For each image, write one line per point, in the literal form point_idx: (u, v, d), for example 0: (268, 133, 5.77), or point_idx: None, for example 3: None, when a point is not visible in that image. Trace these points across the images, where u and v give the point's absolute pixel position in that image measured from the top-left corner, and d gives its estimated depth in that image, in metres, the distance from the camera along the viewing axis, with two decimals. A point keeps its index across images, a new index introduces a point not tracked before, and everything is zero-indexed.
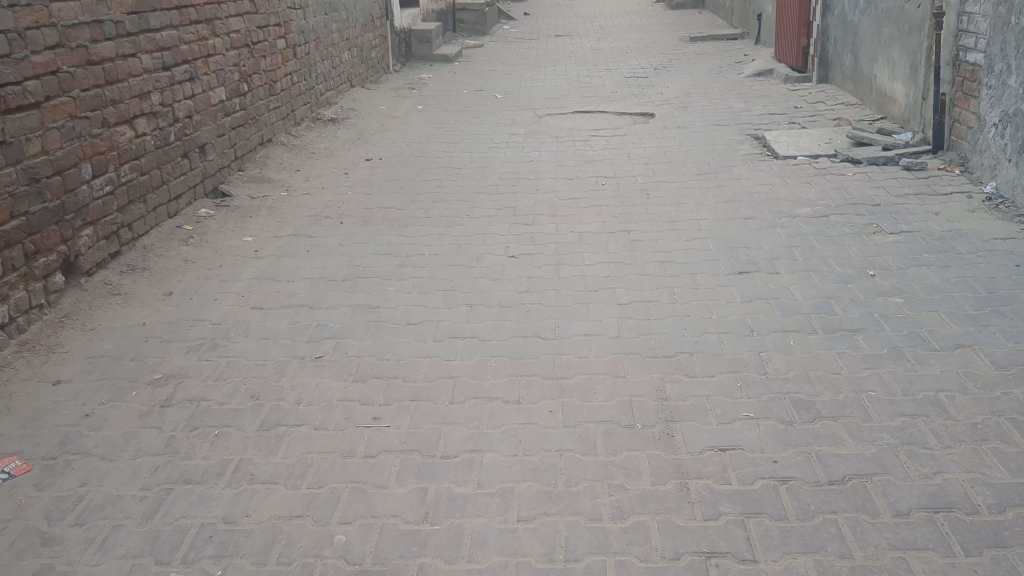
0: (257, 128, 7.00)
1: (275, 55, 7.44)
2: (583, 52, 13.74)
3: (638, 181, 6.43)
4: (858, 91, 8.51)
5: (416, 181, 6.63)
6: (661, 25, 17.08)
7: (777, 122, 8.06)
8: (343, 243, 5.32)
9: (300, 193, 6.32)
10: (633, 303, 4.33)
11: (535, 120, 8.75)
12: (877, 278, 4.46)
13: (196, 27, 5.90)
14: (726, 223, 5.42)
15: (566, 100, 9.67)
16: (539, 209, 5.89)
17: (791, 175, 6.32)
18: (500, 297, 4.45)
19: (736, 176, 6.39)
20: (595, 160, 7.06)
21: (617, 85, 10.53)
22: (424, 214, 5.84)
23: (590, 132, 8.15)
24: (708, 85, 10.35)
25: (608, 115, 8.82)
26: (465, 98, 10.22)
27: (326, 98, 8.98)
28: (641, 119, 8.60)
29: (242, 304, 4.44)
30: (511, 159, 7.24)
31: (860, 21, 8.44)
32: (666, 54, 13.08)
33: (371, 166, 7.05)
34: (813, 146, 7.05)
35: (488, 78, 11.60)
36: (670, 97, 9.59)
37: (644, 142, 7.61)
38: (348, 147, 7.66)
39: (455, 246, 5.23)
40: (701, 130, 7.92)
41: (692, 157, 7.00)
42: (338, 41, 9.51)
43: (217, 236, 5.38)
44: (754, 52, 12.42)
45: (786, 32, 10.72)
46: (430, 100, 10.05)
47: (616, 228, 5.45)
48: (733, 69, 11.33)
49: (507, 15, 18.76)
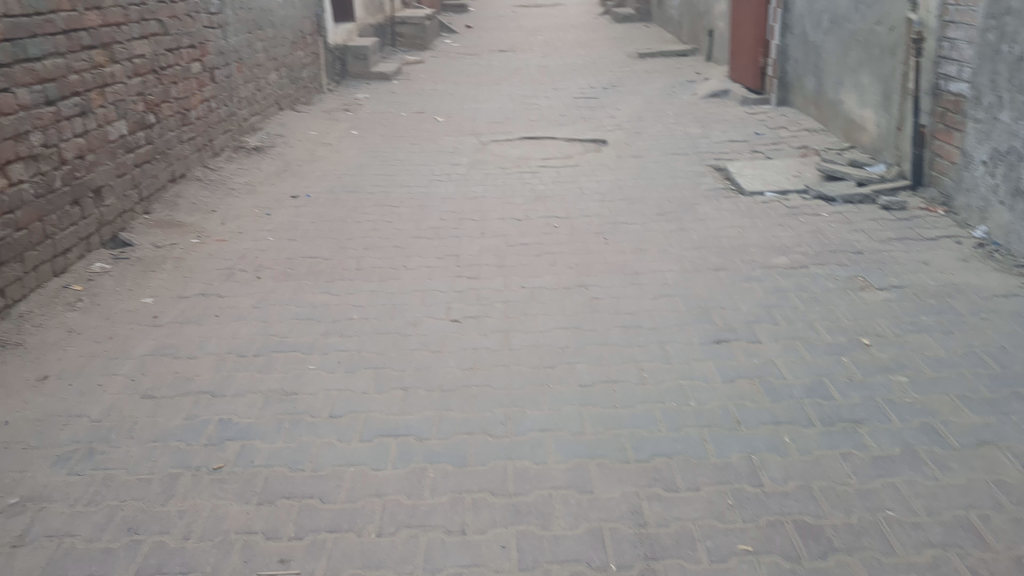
0: (167, 163, 6.25)
1: (188, 80, 6.70)
2: (528, 69, 13.16)
3: (594, 222, 5.83)
4: (823, 117, 8.03)
5: (347, 223, 5.94)
6: (609, 40, 16.59)
7: (739, 151, 7.54)
8: (259, 305, 4.61)
9: (214, 239, 5.60)
10: (596, 384, 3.70)
11: (479, 148, 8.11)
12: (874, 350, 3.89)
13: (89, 53, 5.16)
14: (695, 276, 4.84)
15: (512, 124, 9.05)
16: (485, 258, 5.25)
17: (761, 216, 5.77)
18: (441, 377, 3.79)
19: (700, 217, 5.82)
20: (546, 196, 6.44)
21: (566, 107, 9.95)
22: (355, 266, 5.15)
23: (538, 162, 7.55)
24: (661, 106, 9.82)
25: (557, 142, 8.23)
26: (405, 121, 9.55)
27: (251, 125, 8.24)
28: (593, 146, 8.03)
29: (131, 393, 3.72)
30: (453, 195, 6.58)
31: (824, 42, 7.95)
32: (615, 72, 12.54)
33: (298, 205, 6.34)
34: (781, 181, 6.52)
35: (429, 98, 10.95)
36: (623, 121, 9.03)
37: (598, 174, 7.03)
38: (273, 182, 6.94)
39: (388, 307, 4.56)
40: (658, 161, 7.37)
41: (651, 193, 6.43)
42: (265, 62, 8.79)
43: (110, 299, 4.65)
44: (707, 70, 11.93)
45: (741, 51, 10.23)
46: (366, 124, 9.36)
47: (573, 281, 4.83)
48: (687, 89, 10.81)
49: (449, 29, 18.16)
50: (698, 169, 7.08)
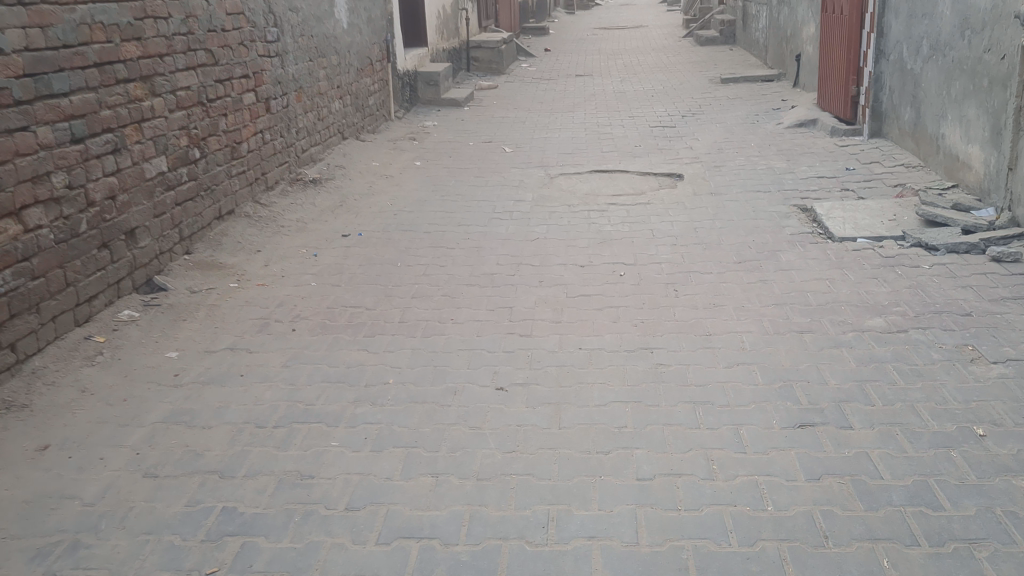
0: (213, 200, 5.94)
1: (240, 112, 6.40)
2: (605, 95, 12.67)
3: (665, 270, 5.30)
4: (922, 151, 7.35)
5: (397, 267, 5.52)
6: (691, 63, 15.99)
7: (828, 189, 6.92)
8: (290, 363, 4.21)
9: (254, 283, 5.24)
10: (657, 476, 3.19)
11: (546, 183, 7.64)
12: (990, 444, 3.29)
13: (125, 86, 4.86)
14: (777, 339, 4.28)
15: (583, 156, 8.57)
16: (542, 310, 4.78)
17: (854, 267, 5.17)
18: (478, 460, 3.32)
19: (784, 267, 5.25)
20: (613, 239, 5.94)
21: (641, 137, 9.44)
22: (400, 317, 4.73)
23: (608, 198, 7.05)
24: (743, 137, 9.22)
25: (629, 176, 7.72)
26: (471, 151, 9.14)
27: (310, 155, 7.94)
28: (669, 181, 7.49)
29: (134, 470, 3.34)
30: (513, 235, 6.13)
31: (924, 70, 7.29)
32: (696, 98, 11.97)
33: (348, 245, 5.96)
34: (876, 226, 5.89)
35: (499, 126, 10.54)
36: (702, 153, 8.47)
37: (671, 214, 6.49)
38: (325, 218, 6.58)
39: (429, 368, 4.11)
40: (738, 199, 6.79)
41: (729, 237, 5.87)
42: (328, 90, 8.49)
43: (133, 352, 4.30)
44: (794, 97, 11.27)
45: (830, 78, 9.59)
46: (431, 154, 9.01)
47: (637, 342, 4.31)
48: (772, 118, 10.19)
49: (527, 53, 17.80)
50: (783, 209, 6.49)
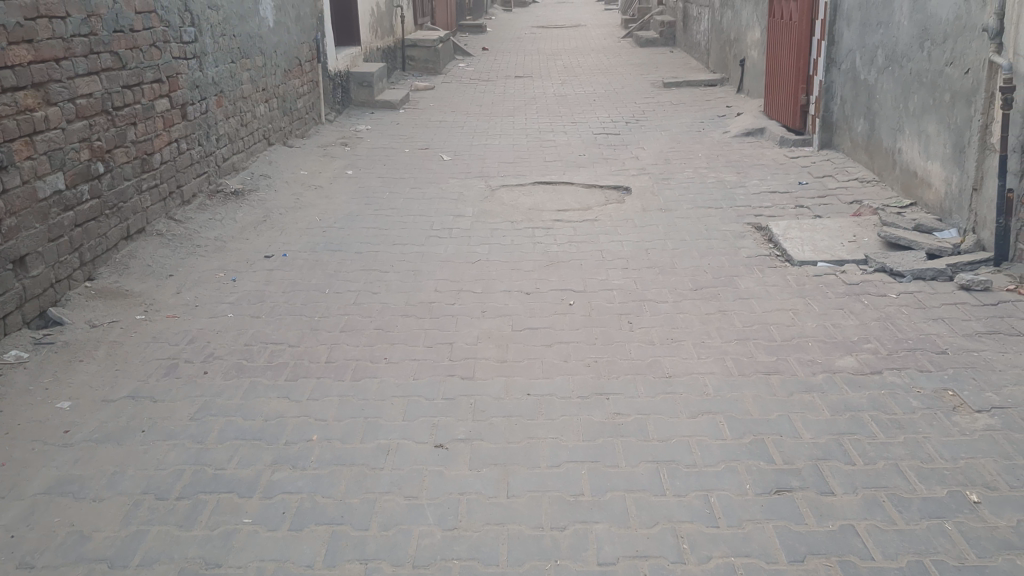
0: (120, 218, 5.38)
1: (152, 120, 5.84)
2: (546, 98, 12.28)
3: (617, 298, 4.92)
4: (876, 165, 7.09)
5: (324, 294, 5.04)
6: (631, 66, 15.71)
7: (782, 206, 6.61)
8: (200, 415, 3.71)
9: (163, 315, 4.71)
10: (620, 559, 2.78)
11: (487, 195, 7.21)
12: (987, 513, 2.95)
13: (13, 96, 4.30)
14: (743, 382, 3.91)
15: (525, 165, 8.16)
16: (485, 345, 4.35)
17: (816, 297, 4.84)
18: (414, 541, 2.87)
19: (743, 295, 4.90)
20: (560, 261, 5.54)
21: (585, 145, 9.07)
22: (327, 355, 4.25)
23: (553, 214, 6.65)
24: (690, 146, 8.90)
25: (573, 189, 7.34)
26: (406, 159, 8.66)
27: (233, 164, 7.39)
28: (615, 195, 7.13)
29: (4, 559, 2.82)
30: (453, 256, 5.68)
31: (879, 81, 7.03)
32: (638, 103, 11.65)
33: (271, 268, 5.45)
34: (836, 248, 5.58)
35: (437, 131, 10.09)
36: (648, 163, 8.13)
37: (620, 232, 6.12)
38: (246, 236, 6.05)
39: (359, 421, 3.65)
40: (689, 216, 6.45)
41: (682, 259, 5.51)
42: (251, 94, 7.93)
43: (17, 403, 3.76)
44: (738, 103, 11.02)
45: (778, 85, 9.33)
46: (365, 162, 8.52)
47: (590, 386, 3.90)
48: (717, 126, 9.90)
49: (464, 52, 17.34)
50: (736, 227, 6.15)
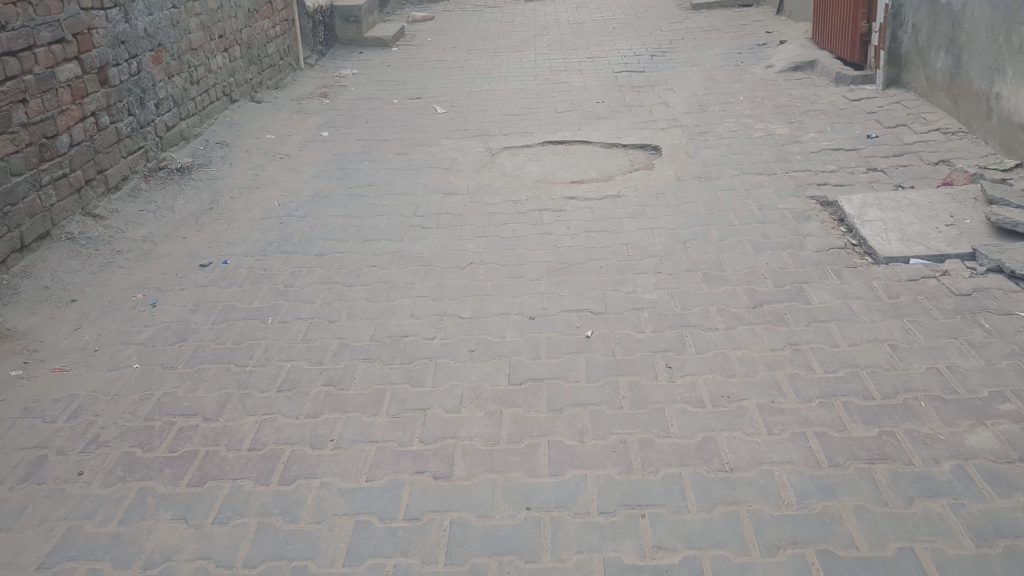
0: (8, 226, 4.21)
1: (52, 92, 4.59)
2: (559, 27, 10.89)
3: (649, 323, 3.72)
4: (964, 112, 5.76)
5: (267, 324, 3.86)
6: None
7: (851, 171, 5.32)
8: (54, 557, 2.57)
9: (47, 368, 3.55)
10: None
11: (486, 163, 5.97)
12: None
13: None
14: (836, 480, 2.71)
15: (533, 121, 6.91)
16: (471, 410, 3.18)
17: (918, 319, 3.61)
18: None
19: (817, 316, 3.69)
20: (575, 263, 4.33)
21: (603, 89, 7.78)
22: (253, 435, 3.09)
23: (566, 188, 5.43)
24: (727, 87, 7.56)
25: (589, 153, 6.09)
26: (395, 113, 7.40)
27: (180, 132, 6.15)
28: (642, 159, 5.88)
29: None
30: (438, 258, 4.48)
31: (968, 8, 5.66)
32: (664, 31, 10.24)
33: (204, 284, 4.27)
34: (930, 236, 4.33)
35: (433, 74, 8.79)
36: (679, 112, 6.83)
37: (650, 215, 4.89)
38: (184, 234, 4.86)
39: (281, 568, 2.49)
40: (736, 190, 5.19)
41: (733, 258, 4.29)
42: (204, 43, 6.66)
43: None
44: (780, 30, 9.60)
45: (830, 10, 7.94)
46: (347, 118, 7.28)
47: (617, 489, 2.73)
48: (757, 58, 8.53)
49: None
50: (796, 204, 4.90)
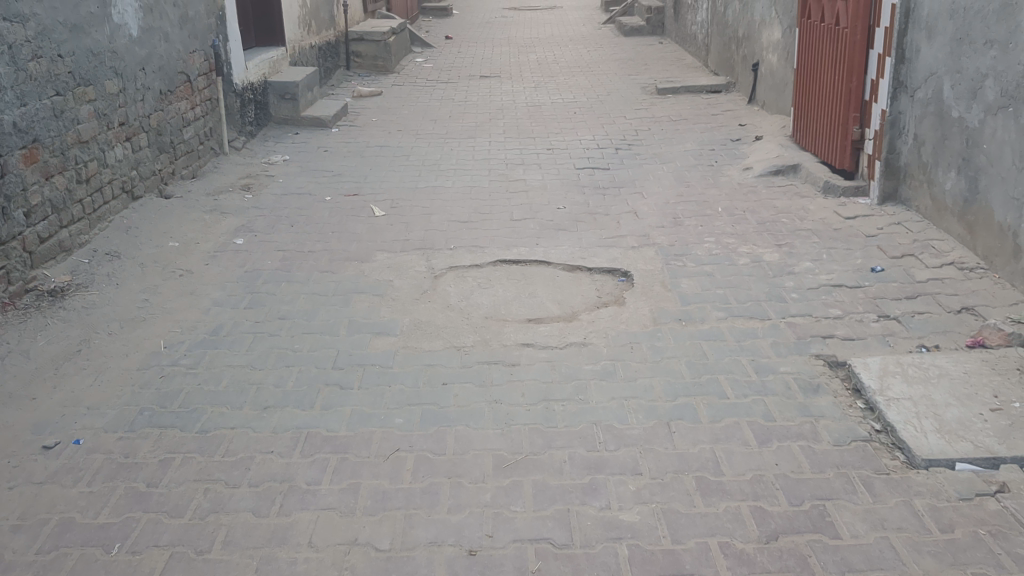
0: None
1: None
2: (516, 110, 10.10)
3: (630, 565, 2.77)
4: (982, 245, 4.99)
5: (111, 555, 2.84)
6: (618, 62, 13.57)
7: (859, 318, 4.47)
8: None
9: None
10: None
11: (427, 289, 5.04)
12: None
13: None
14: None
15: (485, 230, 6.01)
16: None
17: (986, 572, 2.71)
18: None
19: (854, 563, 2.76)
20: (531, 452, 3.38)
21: (564, 190, 6.94)
22: None
23: (521, 328, 4.51)
24: (702, 193, 6.75)
25: (548, 279, 5.19)
26: (325, 214, 6.45)
27: (59, 243, 5.15)
28: (611, 290, 5.00)
29: None
30: (355, 437, 3.50)
31: (986, 127, 4.92)
32: (629, 119, 9.49)
33: (41, 478, 3.24)
34: (975, 426, 3.46)
35: (374, 163, 7.89)
36: (650, 226, 5.98)
37: (624, 374, 3.98)
38: (34, 395, 3.84)
39: None
40: (726, 339, 4.31)
41: (731, 450, 3.37)
42: (98, 134, 5.69)
43: None
44: (754, 123, 8.89)
45: (815, 109, 7.22)
46: (271, 219, 6.33)
47: None
48: (732, 157, 7.77)
49: (423, 42, 15.14)
50: (801, 365, 4.02)
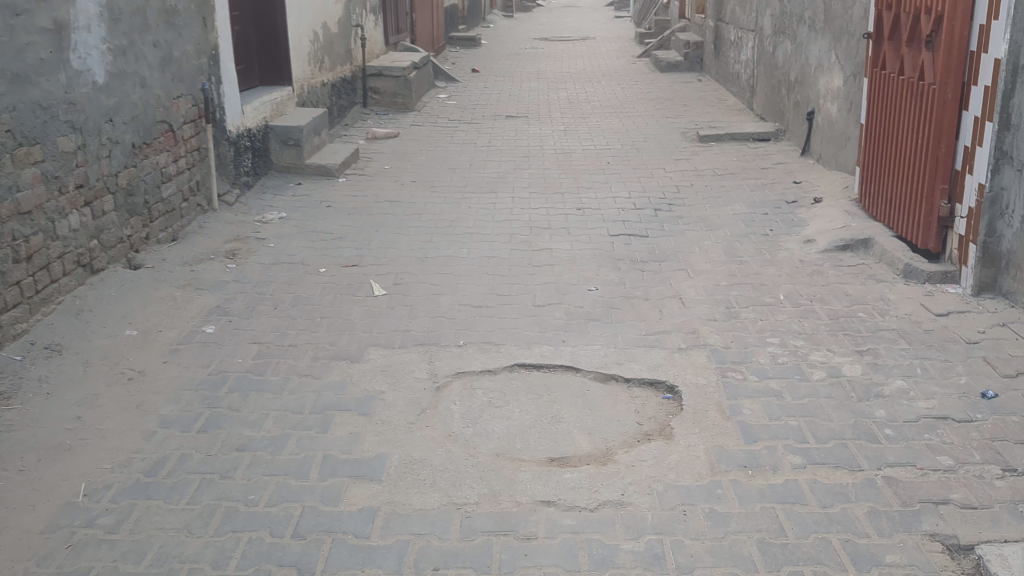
0: None
1: None
2: (543, 157, 9.20)
3: None
4: None
5: None
6: (654, 102, 12.64)
7: (978, 473, 3.47)
8: None
9: None
10: None
11: (427, 406, 4.08)
12: None
13: None
14: None
15: (502, 319, 5.06)
16: None
17: None
18: None
19: None
20: None
21: (597, 264, 5.99)
22: None
23: (541, 472, 3.54)
24: (758, 273, 5.76)
25: (576, 393, 4.22)
26: (316, 291, 5.53)
27: None
28: (654, 415, 4.01)
29: None
30: None
31: None
32: (669, 171, 8.53)
33: None
34: None
35: (382, 221, 6.98)
36: (700, 319, 5.01)
37: (676, 560, 3.00)
38: None
39: None
40: (806, 502, 3.31)
41: None
42: (47, 201, 4.81)
43: None
44: (812, 181, 7.91)
45: (889, 175, 6.24)
46: (253, 297, 5.42)
47: None
48: (790, 225, 6.78)
49: (448, 76, 14.34)
50: (914, 554, 3.01)
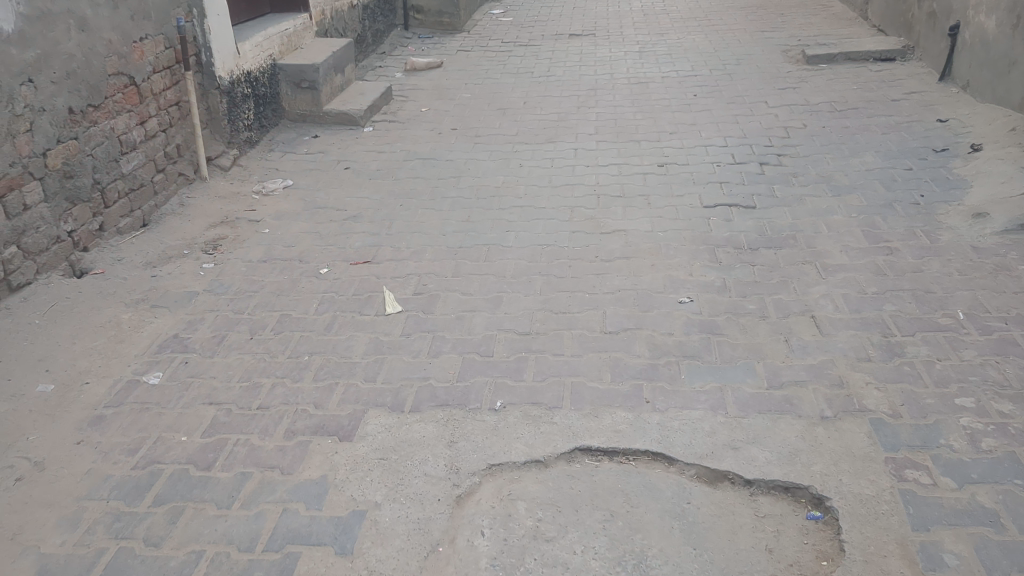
0: None
1: None
2: (615, 90, 7.56)
3: None
4: None
5: None
6: (743, 11, 10.73)
7: None
8: None
9: None
10: None
11: (441, 540, 2.66)
12: None
13: None
14: None
15: (558, 357, 3.58)
16: None
17: None
18: None
19: None
20: None
21: (690, 256, 4.44)
22: None
23: None
24: (917, 271, 4.15)
25: (670, 508, 2.76)
26: (311, 307, 4.11)
27: None
28: (796, 564, 2.53)
29: None
30: None
31: None
32: (772, 107, 6.84)
33: None
34: None
35: (410, 189, 5.50)
36: (846, 359, 3.45)
37: None
38: None
39: None
40: None
41: None
42: None
43: None
44: (962, 119, 6.14)
45: None
46: (224, 317, 4.03)
47: None
48: (946, 187, 5.10)
49: None
50: None
